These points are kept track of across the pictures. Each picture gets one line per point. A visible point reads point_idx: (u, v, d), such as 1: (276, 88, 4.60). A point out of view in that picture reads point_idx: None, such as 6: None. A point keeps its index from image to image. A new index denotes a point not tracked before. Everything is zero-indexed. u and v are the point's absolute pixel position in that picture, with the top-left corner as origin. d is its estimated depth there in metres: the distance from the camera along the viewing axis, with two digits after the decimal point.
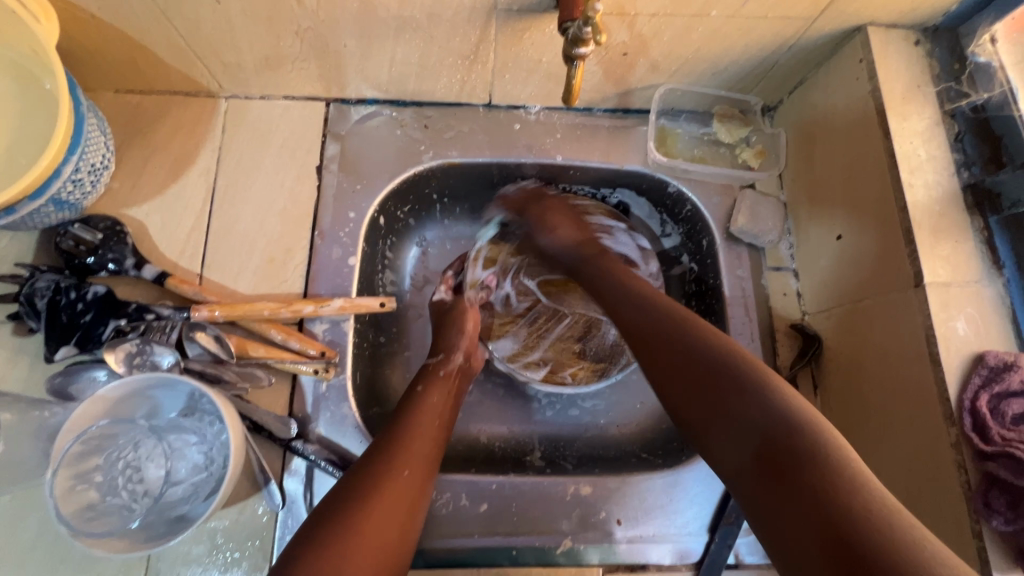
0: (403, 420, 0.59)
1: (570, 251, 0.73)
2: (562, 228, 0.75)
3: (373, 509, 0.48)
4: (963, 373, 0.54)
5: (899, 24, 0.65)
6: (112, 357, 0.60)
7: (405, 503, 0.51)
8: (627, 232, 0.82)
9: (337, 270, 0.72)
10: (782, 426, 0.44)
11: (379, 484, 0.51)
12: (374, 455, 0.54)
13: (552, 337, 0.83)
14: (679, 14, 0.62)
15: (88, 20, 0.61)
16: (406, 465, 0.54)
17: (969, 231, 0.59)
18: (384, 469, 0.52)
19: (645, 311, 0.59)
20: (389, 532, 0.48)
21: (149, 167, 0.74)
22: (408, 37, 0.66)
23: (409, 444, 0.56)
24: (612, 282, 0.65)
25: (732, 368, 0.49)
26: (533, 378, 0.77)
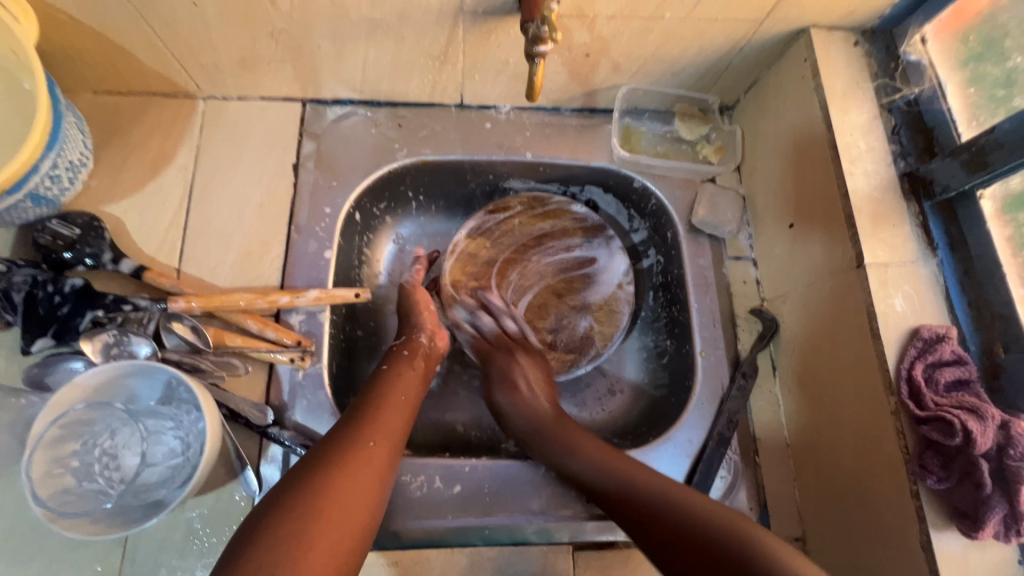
0: (370, 397, 0.61)
1: (525, 411, 0.72)
2: (525, 386, 0.73)
3: (340, 477, 0.51)
4: (901, 346, 0.58)
5: (840, 26, 0.70)
6: (90, 346, 0.63)
7: (372, 471, 0.54)
8: (605, 238, 0.86)
9: (313, 263, 0.74)
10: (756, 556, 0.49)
11: (346, 455, 0.53)
12: (341, 429, 0.56)
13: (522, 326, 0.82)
14: (636, 17, 0.66)
15: (67, 20, 0.63)
16: (372, 436, 0.56)
17: (906, 215, 0.63)
18: (351, 441, 0.55)
19: (617, 471, 0.61)
20: (358, 498, 0.51)
21: (127, 165, 0.75)
22: (380, 38, 0.69)
23: (375, 418, 0.58)
24: (571, 450, 0.65)
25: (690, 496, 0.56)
26: None
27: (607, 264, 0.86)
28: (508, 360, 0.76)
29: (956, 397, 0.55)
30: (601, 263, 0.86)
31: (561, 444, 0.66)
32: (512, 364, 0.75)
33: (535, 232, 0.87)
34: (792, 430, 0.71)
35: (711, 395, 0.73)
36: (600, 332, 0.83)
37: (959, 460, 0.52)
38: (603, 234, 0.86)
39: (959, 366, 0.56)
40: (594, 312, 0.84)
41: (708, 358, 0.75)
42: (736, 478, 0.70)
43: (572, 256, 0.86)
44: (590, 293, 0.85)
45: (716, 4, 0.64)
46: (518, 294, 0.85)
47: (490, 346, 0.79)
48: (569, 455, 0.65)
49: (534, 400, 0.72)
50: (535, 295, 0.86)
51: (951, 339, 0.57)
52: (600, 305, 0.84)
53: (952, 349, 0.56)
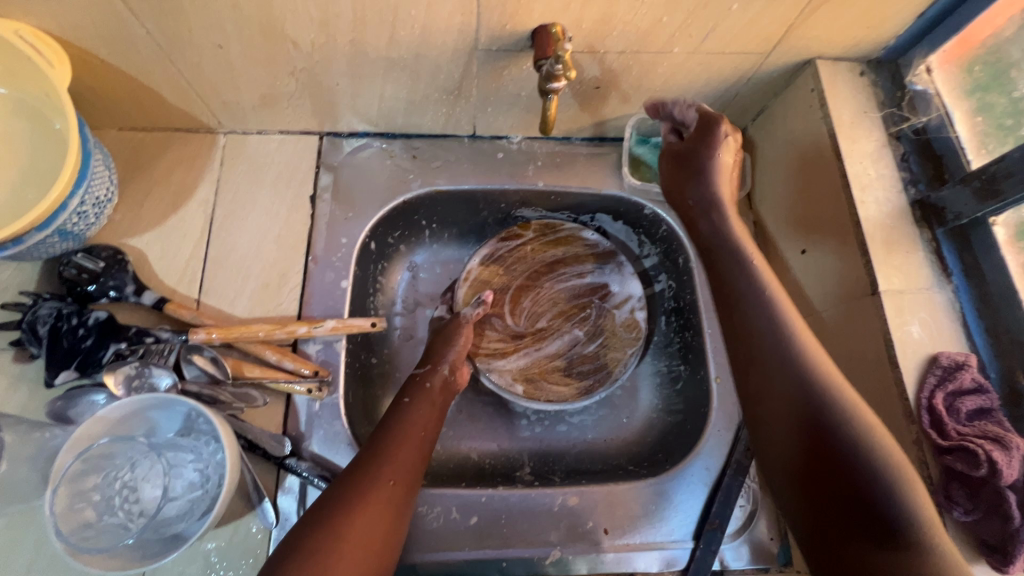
0: (392, 430, 0.61)
1: (704, 194, 0.72)
2: (722, 167, 0.72)
3: (355, 518, 0.51)
4: (919, 374, 0.57)
5: (845, 57, 0.71)
6: (112, 379, 0.63)
7: (388, 511, 0.54)
8: (617, 264, 0.87)
9: (330, 293, 0.75)
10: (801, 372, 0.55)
11: (364, 493, 0.53)
12: (360, 464, 0.57)
13: (541, 354, 0.83)
14: (645, 51, 0.68)
15: (97, 63, 0.66)
16: (391, 475, 0.56)
17: (918, 242, 0.64)
18: (369, 479, 0.55)
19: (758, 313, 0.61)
20: (372, 539, 0.51)
21: (149, 199, 0.77)
22: (396, 75, 0.71)
23: (395, 454, 0.58)
24: (788, 351, 0.57)
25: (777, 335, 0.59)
26: (519, 396, 0.79)
27: (621, 290, 0.86)
28: (698, 145, 0.72)
29: (979, 426, 0.54)
30: (613, 287, 0.86)
31: (780, 334, 0.58)
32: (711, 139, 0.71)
33: (547, 258, 0.87)
34: None
35: (728, 422, 0.73)
36: (612, 354, 0.83)
37: (985, 491, 0.51)
38: (614, 260, 0.87)
39: (981, 395, 0.56)
40: (604, 337, 0.84)
41: (722, 384, 0.76)
42: (756, 506, 0.70)
43: (585, 282, 0.86)
44: (602, 319, 0.85)
45: (723, 37, 0.66)
46: (531, 319, 0.84)
47: (706, 121, 0.70)
48: (775, 344, 0.58)
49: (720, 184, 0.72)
50: (547, 320, 0.85)
51: (971, 366, 0.57)
52: (612, 333, 0.84)
53: (972, 377, 0.56)
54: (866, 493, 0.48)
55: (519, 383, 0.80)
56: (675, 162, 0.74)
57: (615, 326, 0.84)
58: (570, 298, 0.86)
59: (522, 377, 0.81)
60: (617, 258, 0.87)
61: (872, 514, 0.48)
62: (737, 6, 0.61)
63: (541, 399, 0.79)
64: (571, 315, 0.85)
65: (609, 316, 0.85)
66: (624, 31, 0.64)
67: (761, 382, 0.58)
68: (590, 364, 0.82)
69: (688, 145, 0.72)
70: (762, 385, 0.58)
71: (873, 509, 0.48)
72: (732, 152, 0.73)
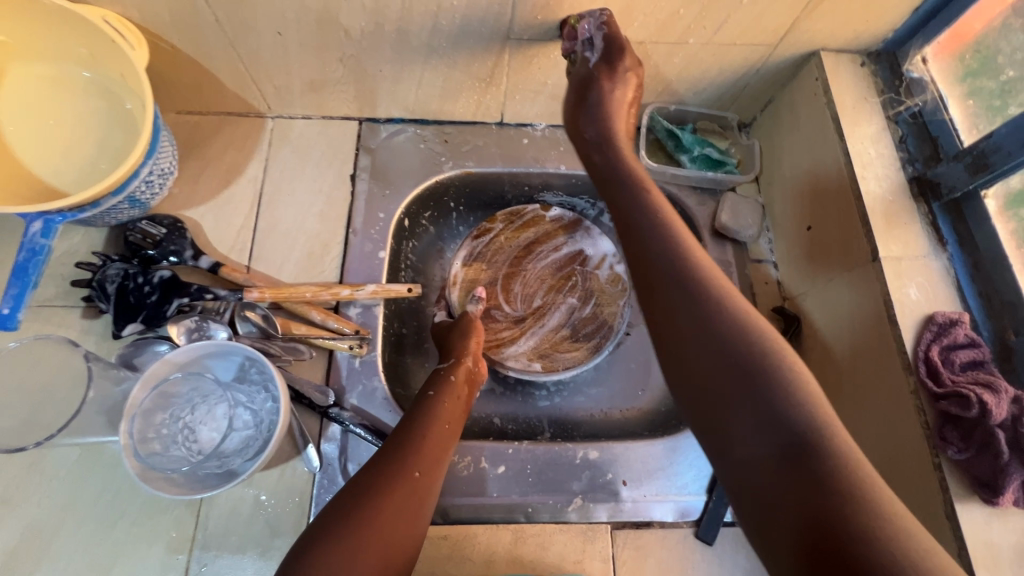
0: (418, 424, 0.64)
1: (598, 129, 0.74)
2: (614, 103, 0.74)
3: (386, 509, 0.54)
4: (917, 331, 0.62)
5: (847, 49, 0.77)
6: (174, 330, 0.69)
7: (415, 502, 0.56)
8: (587, 231, 0.94)
9: (368, 263, 0.82)
10: (692, 288, 0.57)
11: (393, 484, 0.56)
12: (388, 457, 0.59)
13: (546, 330, 0.88)
14: (662, 42, 0.75)
15: (169, 48, 0.73)
16: (417, 466, 0.59)
17: (916, 215, 0.69)
18: (397, 471, 0.58)
19: (651, 238, 0.62)
20: (401, 529, 0.54)
21: (204, 175, 0.84)
22: (435, 63, 0.78)
23: (419, 448, 0.61)
24: (688, 279, 0.58)
25: (672, 256, 0.60)
26: (540, 374, 0.84)
27: (596, 251, 0.93)
28: (595, 79, 0.73)
29: (972, 376, 0.59)
30: (590, 251, 0.93)
31: (679, 264, 0.59)
32: (611, 76, 0.73)
33: (522, 243, 0.92)
34: None
35: None
36: (607, 310, 0.89)
37: (977, 431, 0.55)
38: (582, 227, 0.94)
39: (974, 348, 0.60)
40: (595, 300, 0.90)
41: None
42: None
43: (561, 250, 0.93)
44: (589, 284, 0.91)
45: (734, 29, 0.73)
46: (527, 302, 0.90)
47: (609, 55, 0.72)
48: (675, 272, 0.59)
49: (614, 117, 0.74)
50: (541, 298, 0.90)
51: (964, 323, 0.61)
52: (601, 293, 0.90)
53: (965, 332, 0.61)
54: (769, 406, 0.50)
55: (536, 364, 0.85)
56: (578, 92, 0.76)
57: (602, 285, 0.91)
58: (553, 270, 0.92)
59: (535, 355, 0.86)
60: (584, 224, 0.94)
61: (776, 426, 0.49)
62: (747, 0, 0.68)
63: (559, 369, 0.85)
64: (562, 291, 0.90)
65: (593, 278, 0.91)
66: (645, 21, 0.71)
67: (660, 306, 0.59)
68: (591, 326, 0.88)
69: (591, 72, 0.73)
70: (664, 315, 0.58)
71: (776, 419, 0.49)
72: (630, 89, 0.75)
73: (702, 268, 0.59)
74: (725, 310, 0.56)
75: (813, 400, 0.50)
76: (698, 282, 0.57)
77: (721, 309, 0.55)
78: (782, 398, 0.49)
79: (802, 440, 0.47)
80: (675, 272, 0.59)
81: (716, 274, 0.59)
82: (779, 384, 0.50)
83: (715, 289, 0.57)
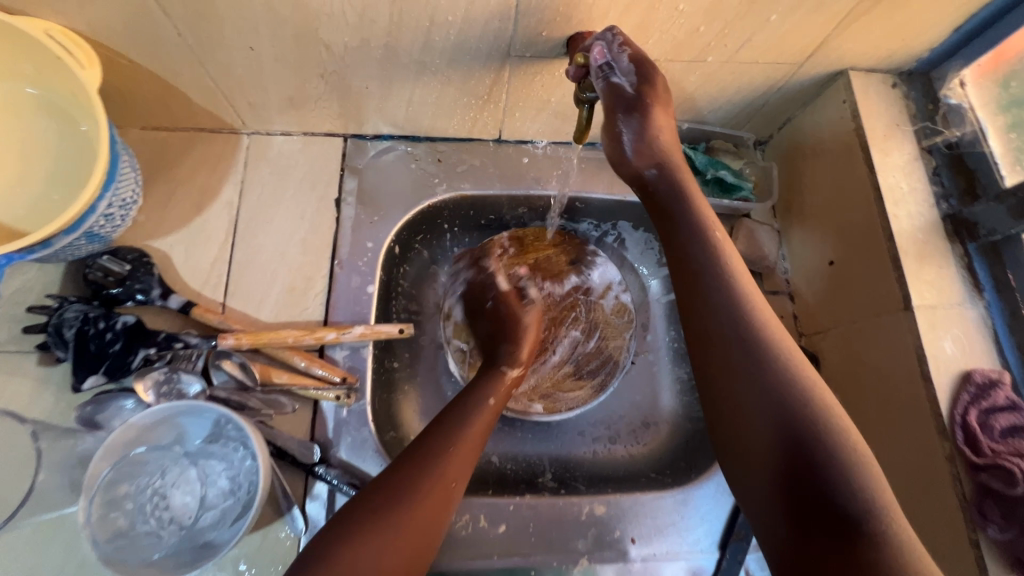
0: (460, 421, 0.62)
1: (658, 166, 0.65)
2: (662, 132, 0.64)
3: (418, 512, 0.52)
4: (953, 391, 0.58)
5: (878, 68, 0.71)
6: (140, 385, 0.63)
7: (446, 509, 0.55)
8: (590, 259, 0.88)
9: (356, 299, 0.75)
10: (747, 343, 0.55)
11: (429, 488, 0.54)
12: (429, 454, 0.57)
13: (548, 367, 0.83)
14: (678, 59, 0.68)
15: (125, 63, 0.65)
16: (455, 472, 0.57)
17: (950, 257, 0.64)
18: (435, 473, 0.56)
19: (707, 279, 0.59)
20: (429, 535, 0.52)
21: (173, 201, 0.76)
22: (427, 80, 0.70)
23: (458, 450, 0.58)
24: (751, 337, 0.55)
25: (731, 305, 0.57)
26: (540, 415, 0.79)
27: (601, 278, 0.87)
28: (640, 106, 0.63)
29: (1014, 444, 0.55)
30: (592, 279, 0.87)
31: (736, 316, 0.56)
32: (655, 103, 0.63)
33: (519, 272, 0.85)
34: None
35: None
36: (612, 344, 0.84)
37: (1020, 509, 0.52)
38: (587, 254, 0.88)
39: (1015, 413, 0.56)
40: (600, 332, 0.85)
41: None
42: None
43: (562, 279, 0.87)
44: (593, 315, 0.86)
45: (759, 47, 0.66)
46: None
47: (650, 82, 0.62)
48: (731, 323, 0.56)
49: (668, 146, 0.65)
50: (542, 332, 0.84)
51: (1004, 384, 0.58)
52: (606, 325, 0.85)
53: (1006, 395, 0.57)
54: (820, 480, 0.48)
55: (536, 405, 0.80)
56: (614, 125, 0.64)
57: (607, 316, 0.86)
58: (554, 301, 0.86)
59: (537, 395, 0.81)
60: (588, 251, 0.88)
61: (824, 503, 0.47)
62: (776, 18, 0.61)
63: (562, 411, 0.80)
64: (564, 326, 0.85)
65: (596, 308, 0.86)
66: (661, 39, 0.64)
67: (716, 355, 0.56)
68: (596, 362, 0.83)
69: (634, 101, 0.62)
70: (722, 373, 0.56)
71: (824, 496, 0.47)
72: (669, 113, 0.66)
73: (761, 320, 0.56)
74: (787, 375, 0.53)
75: (870, 478, 0.47)
76: (757, 338, 0.55)
77: (779, 368, 0.53)
78: (836, 475, 0.47)
79: (851, 521, 0.46)
80: (732, 322, 0.56)
81: (777, 329, 0.56)
82: (839, 463, 0.48)
83: (774, 345, 0.54)
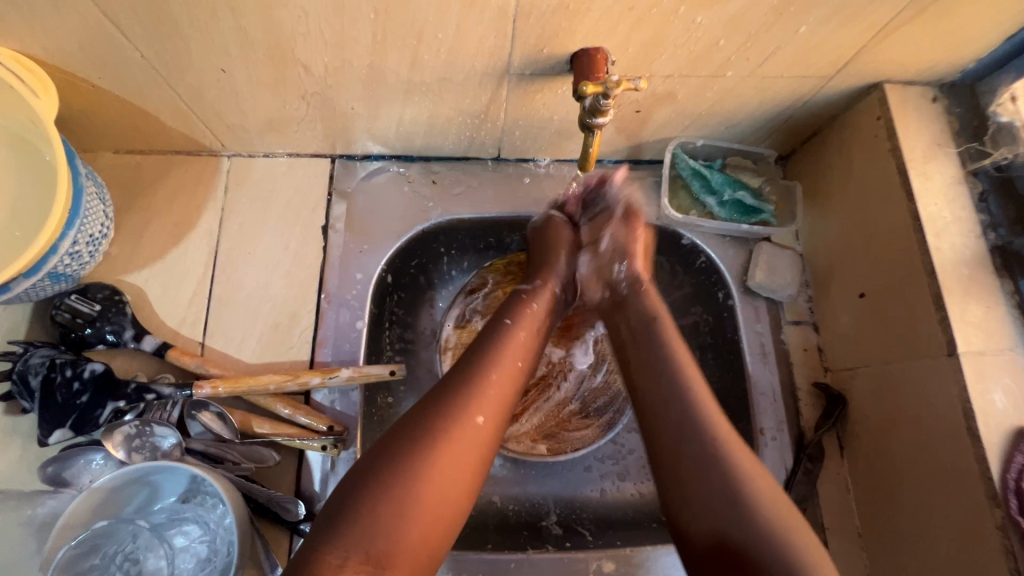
0: (481, 360, 0.56)
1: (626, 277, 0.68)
2: (632, 241, 0.69)
3: (441, 460, 0.48)
4: (1004, 452, 0.52)
5: (917, 80, 0.64)
6: (109, 441, 0.58)
7: (476, 451, 0.50)
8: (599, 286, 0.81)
9: (345, 336, 0.70)
10: (682, 415, 0.54)
11: (450, 433, 0.50)
12: (447, 400, 0.52)
13: (551, 404, 0.78)
14: (695, 75, 0.61)
15: (88, 87, 0.59)
16: (479, 412, 0.52)
17: (1000, 294, 0.57)
18: (455, 416, 0.51)
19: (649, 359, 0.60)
20: (461, 482, 0.49)
21: (149, 231, 0.71)
22: (417, 100, 0.64)
23: (482, 391, 0.53)
24: (700, 434, 0.53)
25: (669, 380, 0.57)
26: (544, 457, 0.74)
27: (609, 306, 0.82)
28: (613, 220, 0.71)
29: None
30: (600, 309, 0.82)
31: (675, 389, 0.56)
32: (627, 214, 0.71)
33: None
34: (864, 519, 0.65)
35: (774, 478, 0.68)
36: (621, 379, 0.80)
37: None
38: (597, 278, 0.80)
39: None
40: (608, 364, 0.80)
41: (769, 437, 0.69)
42: None
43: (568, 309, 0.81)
44: (601, 348, 0.81)
45: (784, 61, 0.59)
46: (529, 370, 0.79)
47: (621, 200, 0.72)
48: (666, 395, 0.56)
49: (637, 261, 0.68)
50: (545, 366, 0.79)
51: None
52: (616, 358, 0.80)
53: None
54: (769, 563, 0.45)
55: (541, 446, 0.75)
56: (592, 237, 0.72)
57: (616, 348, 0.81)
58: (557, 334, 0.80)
59: (541, 436, 0.77)
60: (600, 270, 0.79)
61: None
62: (804, 30, 0.55)
63: (566, 452, 0.75)
64: (569, 362, 0.80)
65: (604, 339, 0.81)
66: (675, 54, 0.57)
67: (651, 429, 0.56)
68: (603, 398, 0.79)
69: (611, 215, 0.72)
70: (669, 461, 0.53)
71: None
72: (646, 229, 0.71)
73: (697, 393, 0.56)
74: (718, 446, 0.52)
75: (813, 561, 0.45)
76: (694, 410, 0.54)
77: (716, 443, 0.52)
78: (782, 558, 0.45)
79: None
80: (666, 394, 0.56)
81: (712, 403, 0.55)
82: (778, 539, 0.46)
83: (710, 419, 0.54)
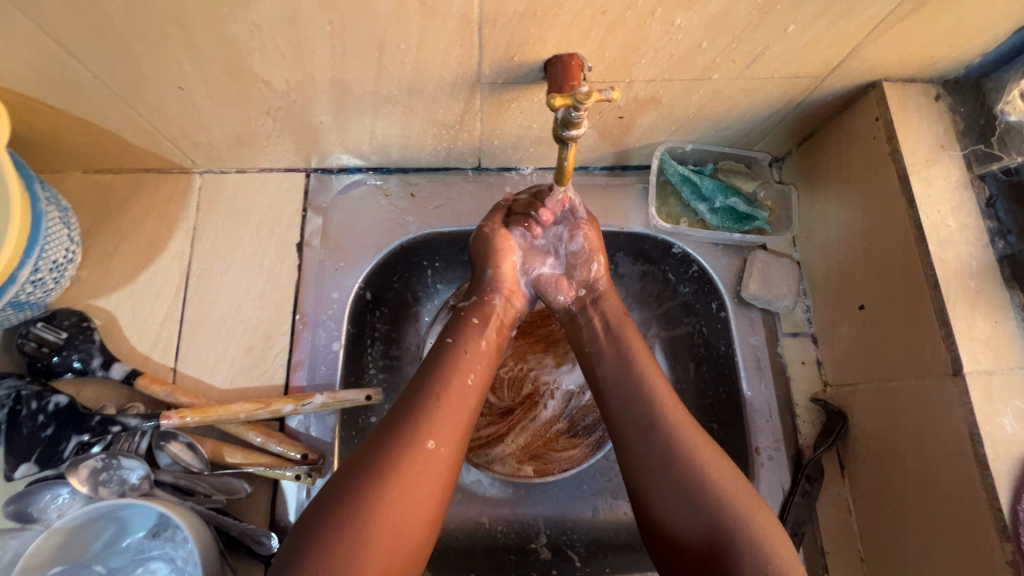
0: (427, 386, 0.54)
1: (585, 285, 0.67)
2: (583, 249, 0.66)
3: (392, 490, 0.47)
4: (1014, 479, 0.49)
5: (918, 78, 0.60)
6: (75, 476, 0.56)
7: (430, 477, 0.49)
8: None
9: (322, 358, 0.67)
10: (664, 445, 0.53)
11: (400, 460, 0.48)
12: (398, 428, 0.50)
13: (538, 424, 0.76)
14: (679, 79, 0.57)
15: (44, 109, 0.57)
16: (430, 436, 0.50)
17: (1009, 307, 0.54)
18: (404, 445, 0.49)
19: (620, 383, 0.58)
20: (416, 512, 0.47)
21: (119, 253, 0.69)
22: (388, 111, 0.61)
23: (434, 414, 0.52)
24: (680, 465, 0.51)
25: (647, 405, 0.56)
26: (532, 479, 0.71)
27: None
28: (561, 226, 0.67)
29: None
30: None
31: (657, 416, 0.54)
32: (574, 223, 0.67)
33: None
34: (867, 544, 0.61)
35: (771, 500, 0.64)
36: None
37: None
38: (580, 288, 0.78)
39: None
40: None
41: (765, 457, 0.66)
42: None
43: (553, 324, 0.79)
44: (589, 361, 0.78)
45: (773, 62, 0.55)
46: (515, 389, 0.77)
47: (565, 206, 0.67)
48: (639, 422, 0.55)
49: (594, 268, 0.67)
50: (531, 383, 0.77)
51: None
52: None
53: None
54: None
55: (528, 468, 0.73)
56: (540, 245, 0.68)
57: None
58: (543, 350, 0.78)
59: (529, 457, 0.74)
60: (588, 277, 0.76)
61: None
62: (792, 28, 0.51)
63: (555, 473, 0.73)
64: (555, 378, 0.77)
65: None
66: (655, 58, 0.54)
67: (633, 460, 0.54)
68: (592, 416, 0.76)
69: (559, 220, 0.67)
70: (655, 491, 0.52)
71: None
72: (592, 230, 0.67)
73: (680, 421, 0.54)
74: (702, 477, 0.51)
75: None
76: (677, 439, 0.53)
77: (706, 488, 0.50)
78: None
79: None
80: (647, 419, 0.55)
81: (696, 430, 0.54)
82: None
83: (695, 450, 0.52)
